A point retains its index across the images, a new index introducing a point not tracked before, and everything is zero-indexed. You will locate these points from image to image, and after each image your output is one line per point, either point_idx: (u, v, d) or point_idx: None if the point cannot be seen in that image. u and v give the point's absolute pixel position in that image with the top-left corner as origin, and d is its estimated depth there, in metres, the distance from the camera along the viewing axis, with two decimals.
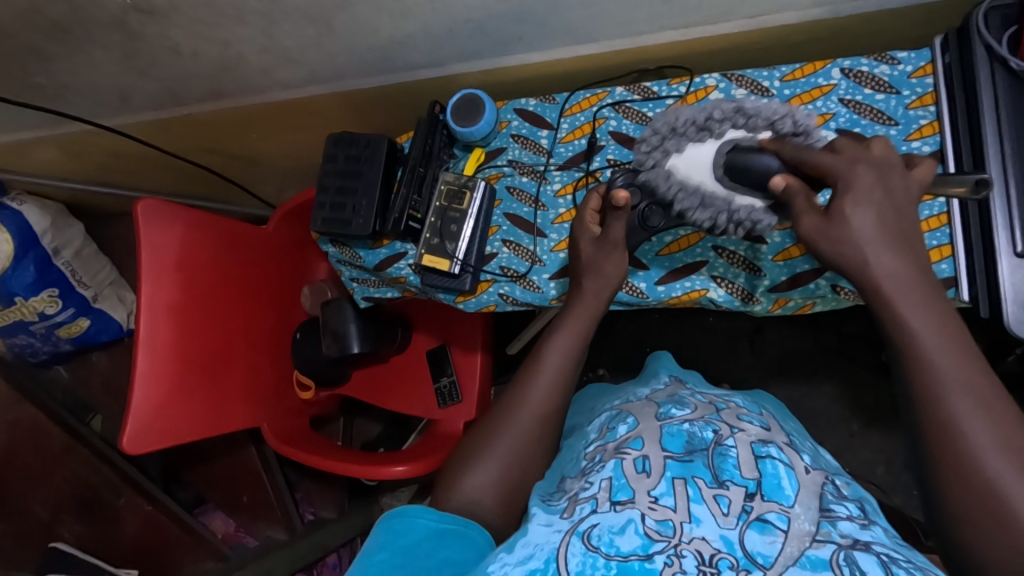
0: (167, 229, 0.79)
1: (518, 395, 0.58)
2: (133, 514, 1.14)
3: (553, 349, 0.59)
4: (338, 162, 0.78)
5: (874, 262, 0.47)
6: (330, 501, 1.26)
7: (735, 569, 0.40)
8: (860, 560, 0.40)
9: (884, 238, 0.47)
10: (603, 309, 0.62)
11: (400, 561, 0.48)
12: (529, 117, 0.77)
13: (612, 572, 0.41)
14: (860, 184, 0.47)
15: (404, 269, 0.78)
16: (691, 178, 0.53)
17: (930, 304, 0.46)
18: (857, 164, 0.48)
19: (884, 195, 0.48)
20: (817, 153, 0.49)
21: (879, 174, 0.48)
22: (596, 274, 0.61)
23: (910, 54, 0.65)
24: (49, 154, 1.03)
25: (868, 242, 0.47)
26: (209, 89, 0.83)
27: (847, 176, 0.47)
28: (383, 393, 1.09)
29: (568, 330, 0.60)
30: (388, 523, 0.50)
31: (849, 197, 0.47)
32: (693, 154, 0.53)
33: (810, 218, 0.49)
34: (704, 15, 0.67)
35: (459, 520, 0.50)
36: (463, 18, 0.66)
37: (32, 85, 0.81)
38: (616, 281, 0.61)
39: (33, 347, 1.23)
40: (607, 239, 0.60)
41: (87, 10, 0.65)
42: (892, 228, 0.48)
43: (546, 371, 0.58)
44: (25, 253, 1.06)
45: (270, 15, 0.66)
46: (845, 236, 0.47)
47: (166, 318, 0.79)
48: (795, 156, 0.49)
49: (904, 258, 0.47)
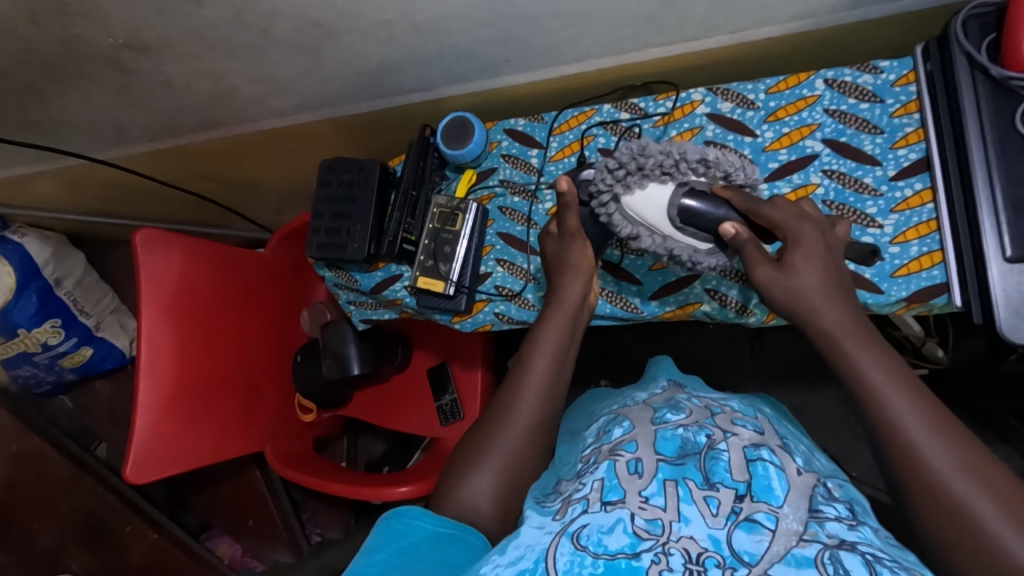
0: (165, 256, 0.80)
1: (514, 405, 0.58)
2: (139, 542, 1.13)
3: (539, 350, 0.61)
4: (331, 188, 0.78)
5: (822, 313, 0.53)
6: (337, 521, 1.26)
7: (722, 567, 0.40)
8: (845, 558, 0.40)
9: (826, 293, 0.53)
10: (581, 304, 0.65)
11: (398, 562, 0.47)
12: (518, 137, 0.77)
13: (599, 570, 0.41)
14: (806, 244, 0.54)
15: (401, 291, 0.79)
16: (645, 217, 0.59)
17: (870, 337, 0.52)
18: (804, 222, 0.55)
19: (828, 253, 0.55)
20: (772, 209, 0.56)
21: (821, 231, 0.56)
22: (564, 263, 0.65)
23: (892, 63, 0.66)
24: (49, 187, 1.05)
25: (816, 297, 0.53)
26: (203, 120, 0.84)
27: (795, 236, 0.54)
28: (384, 412, 1.10)
29: (552, 329, 0.62)
30: (387, 524, 0.50)
31: (796, 253, 0.54)
32: (651, 195, 0.58)
33: (763, 269, 0.54)
34: (687, 32, 0.68)
35: (452, 524, 0.50)
36: (449, 43, 0.67)
37: (29, 122, 0.82)
38: (585, 270, 0.65)
39: (37, 378, 1.23)
40: (566, 229, 0.64)
41: (81, 50, 0.66)
42: (835, 274, 0.54)
43: (536, 373, 0.59)
44: (27, 284, 1.07)
45: (260, 47, 0.67)
46: (796, 288, 0.53)
47: (166, 346, 0.80)
48: (750, 210, 0.56)
49: (849, 310, 0.53)
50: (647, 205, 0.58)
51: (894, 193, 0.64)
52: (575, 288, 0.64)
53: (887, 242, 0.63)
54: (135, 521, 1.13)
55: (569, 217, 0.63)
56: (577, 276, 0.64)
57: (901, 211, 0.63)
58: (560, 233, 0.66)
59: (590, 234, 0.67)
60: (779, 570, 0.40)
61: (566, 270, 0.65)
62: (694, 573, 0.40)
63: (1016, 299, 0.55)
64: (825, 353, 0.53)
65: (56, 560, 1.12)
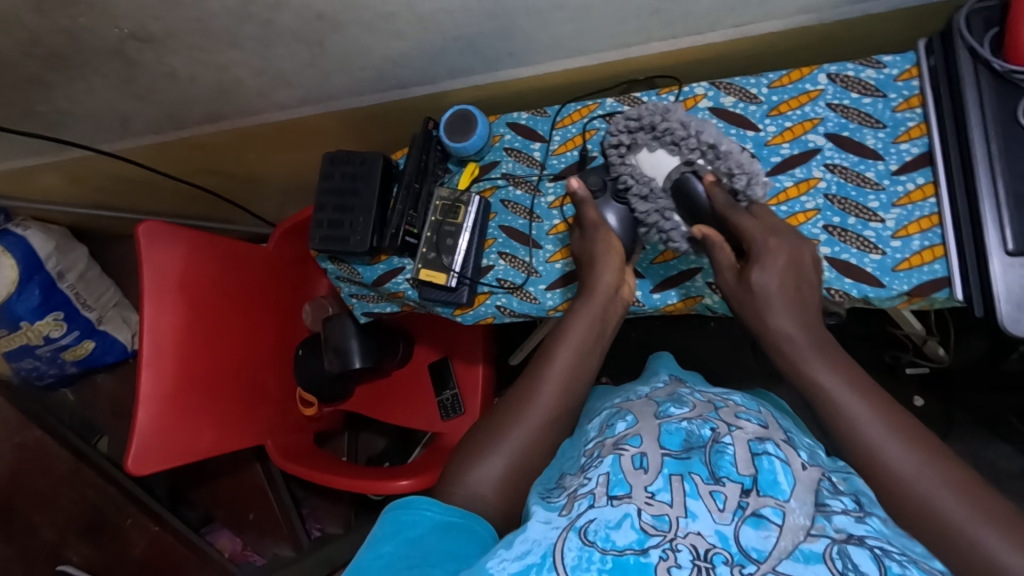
0: (169, 248, 0.80)
1: (527, 397, 0.58)
2: (140, 534, 1.13)
3: (565, 341, 0.61)
4: (334, 180, 0.79)
5: (775, 323, 0.56)
6: (337, 517, 1.25)
7: (730, 564, 0.40)
8: (854, 553, 0.40)
9: (782, 305, 0.56)
10: (614, 292, 0.65)
11: (405, 552, 0.47)
12: (521, 131, 0.78)
13: (608, 566, 0.41)
14: (769, 260, 0.57)
15: (403, 284, 0.79)
16: (649, 174, 0.66)
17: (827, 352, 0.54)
18: (769, 238, 0.58)
19: (792, 266, 0.58)
20: (743, 218, 0.59)
21: (790, 250, 0.58)
22: (590, 262, 0.66)
23: (895, 58, 0.66)
24: (53, 180, 1.05)
25: (771, 303, 0.57)
26: (206, 112, 0.85)
27: (759, 252, 0.58)
28: (385, 407, 1.10)
29: (579, 318, 0.63)
30: (394, 515, 0.50)
31: (758, 268, 0.57)
32: (659, 159, 0.65)
33: (727, 276, 0.60)
34: (691, 26, 0.68)
35: (458, 514, 0.50)
36: (453, 36, 0.67)
37: (34, 114, 0.82)
38: (617, 249, 0.66)
39: (39, 371, 1.24)
40: (585, 222, 0.67)
41: (86, 40, 0.66)
42: (795, 286, 0.57)
43: (559, 362, 0.60)
44: (30, 277, 1.08)
45: (265, 39, 0.67)
46: (755, 291, 0.57)
47: (169, 336, 0.80)
48: (725, 215, 0.61)
49: (803, 321, 0.56)
50: (654, 165, 0.66)
51: (895, 187, 0.64)
52: (605, 278, 0.64)
53: (890, 236, 0.63)
54: (136, 514, 1.14)
55: (588, 210, 0.67)
56: (607, 268, 0.65)
57: (902, 205, 0.63)
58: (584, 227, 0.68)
59: (620, 236, 0.68)
60: (788, 567, 0.40)
61: (595, 263, 0.65)
62: (703, 570, 0.40)
63: (1018, 292, 0.55)
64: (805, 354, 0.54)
65: (56, 552, 1.12)
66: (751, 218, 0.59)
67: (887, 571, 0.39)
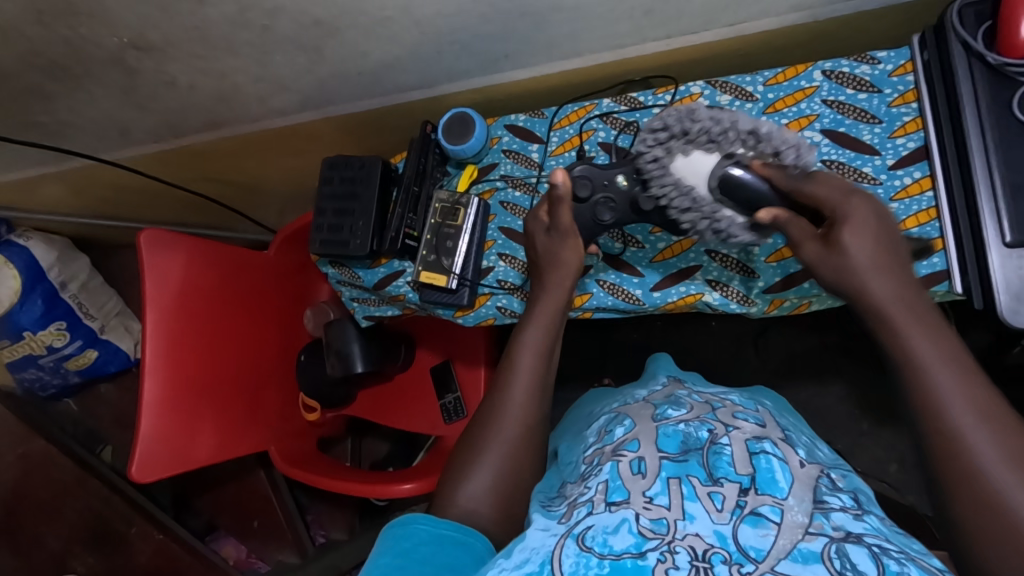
0: (170, 256, 0.80)
1: (505, 401, 0.58)
2: (145, 543, 1.13)
3: (524, 346, 0.61)
4: (333, 185, 0.79)
5: (871, 286, 0.51)
6: (341, 522, 1.25)
7: (728, 563, 0.40)
8: (851, 552, 0.40)
9: (881, 266, 0.52)
10: (568, 301, 0.65)
11: (403, 565, 0.47)
12: (519, 132, 0.78)
13: (605, 571, 0.41)
14: (853, 220, 0.52)
15: (404, 287, 0.79)
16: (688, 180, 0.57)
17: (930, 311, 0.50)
18: (851, 196, 0.53)
19: (877, 225, 0.53)
20: (815, 184, 0.54)
21: (872, 205, 0.53)
22: (557, 263, 0.64)
23: (889, 53, 0.66)
24: (54, 191, 1.06)
25: (866, 269, 0.52)
26: (207, 120, 0.85)
27: (846, 211, 0.52)
28: (390, 412, 1.10)
29: (536, 326, 0.62)
30: (390, 532, 0.50)
31: (846, 229, 0.52)
32: (694, 160, 0.56)
33: (811, 246, 0.54)
34: (685, 26, 0.68)
35: (457, 528, 0.50)
36: (450, 40, 0.68)
37: (35, 124, 0.83)
38: (574, 267, 0.64)
39: (42, 381, 1.24)
40: (560, 226, 0.63)
41: (87, 51, 0.67)
42: (887, 246, 0.53)
43: (522, 371, 0.60)
44: (32, 288, 1.08)
45: (263, 46, 0.67)
46: (848, 256, 0.52)
47: (172, 346, 0.80)
48: (793, 187, 0.54)
49: (902, 282, 0.52)
50: (690, 169, 0.56)
51: (892, 182, 0.64)
52: (561, 288, 0.64)
53: None
54: (141, 523, 1.14)
55: (561, 212, 0.62)
56: (556, 284, 0.64)
57: (901, 199, 0.63)
58: (551, 225, 0.65)
59: (582, 232, 0.65)
60: (786, 566, 0.39)
61: (558, 268, 0.64)
62: (701, 570, 0.40)
63: (1016, 284, 0.56)
64: (875, 329, 0.52)
65: (62, 562, 1.13)
66: (823, 184, 0.54)
67: (886, 568, 0.39)
